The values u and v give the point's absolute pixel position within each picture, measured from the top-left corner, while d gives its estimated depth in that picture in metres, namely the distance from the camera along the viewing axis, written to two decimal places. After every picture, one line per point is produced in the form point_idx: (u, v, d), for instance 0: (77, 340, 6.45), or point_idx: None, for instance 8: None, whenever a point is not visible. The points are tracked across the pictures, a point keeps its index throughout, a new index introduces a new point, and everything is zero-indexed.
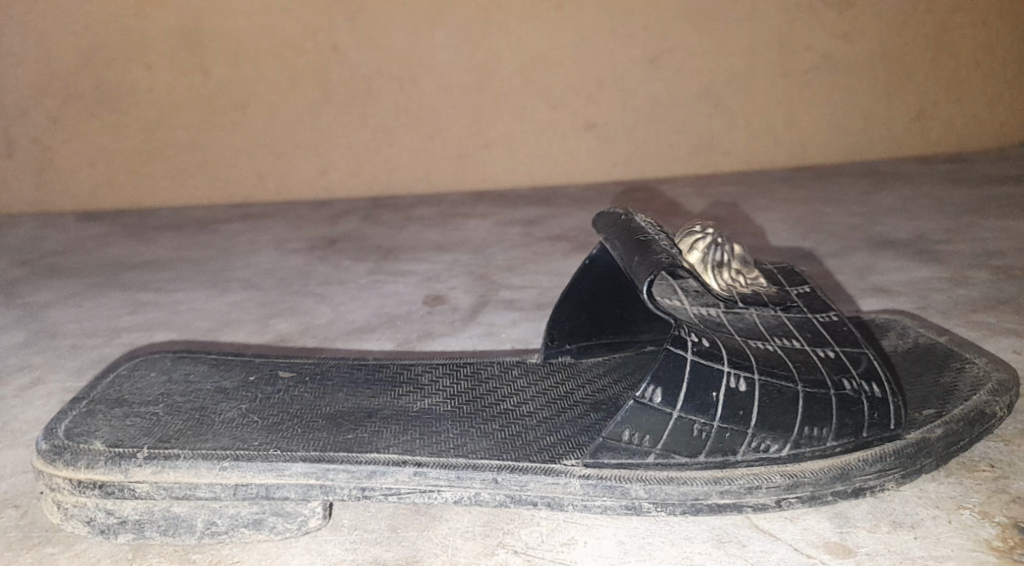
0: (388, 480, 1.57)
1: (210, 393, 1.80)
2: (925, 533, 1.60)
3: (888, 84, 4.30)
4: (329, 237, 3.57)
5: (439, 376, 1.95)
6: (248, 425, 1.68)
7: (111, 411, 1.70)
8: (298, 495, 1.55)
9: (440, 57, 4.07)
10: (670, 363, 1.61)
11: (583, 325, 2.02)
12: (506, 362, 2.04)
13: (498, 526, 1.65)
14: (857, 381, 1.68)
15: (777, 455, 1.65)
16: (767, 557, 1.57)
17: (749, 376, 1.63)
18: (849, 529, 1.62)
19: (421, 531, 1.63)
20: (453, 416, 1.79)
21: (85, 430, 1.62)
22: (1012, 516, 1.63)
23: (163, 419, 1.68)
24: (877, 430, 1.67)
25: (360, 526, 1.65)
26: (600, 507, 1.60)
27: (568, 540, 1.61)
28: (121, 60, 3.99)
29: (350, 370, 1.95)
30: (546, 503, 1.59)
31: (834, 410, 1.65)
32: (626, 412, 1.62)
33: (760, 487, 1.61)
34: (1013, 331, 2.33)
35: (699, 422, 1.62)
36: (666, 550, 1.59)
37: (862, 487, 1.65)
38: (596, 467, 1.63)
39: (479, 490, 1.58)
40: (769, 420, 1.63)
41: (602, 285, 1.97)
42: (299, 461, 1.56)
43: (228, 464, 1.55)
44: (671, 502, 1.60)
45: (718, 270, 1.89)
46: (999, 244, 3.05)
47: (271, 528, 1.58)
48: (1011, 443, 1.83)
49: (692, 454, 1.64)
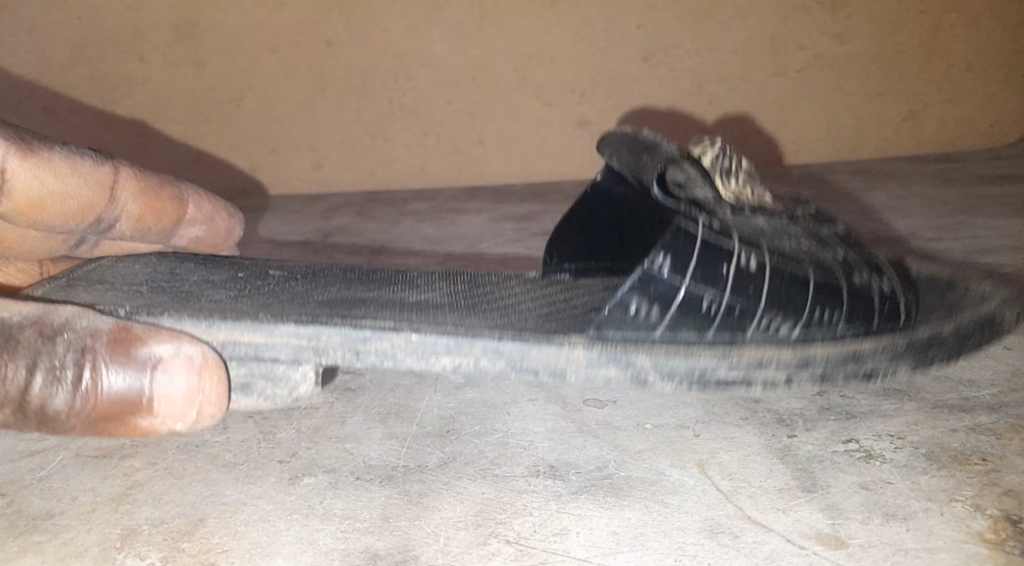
0: (382, 343, 1.62)
1: (195, 283, 1.84)
2: (917, 525, 1.60)
3: (880, 84, 4.33)
4: (323, 230, 3.55)
5: (433, 280, 1.94)
6: (238, 305, 1.72)
7: (92, 285, 1.82)
8: (289, 357, 1.63)
9: (436, 53, 4.04)
10: (682, 231, 1.62)
11: (589, 252, 2.06)
12: (504, 275, 2.02)
13: (490, 515, 1.61)
14: (868, 275, 1.71)
15: (787, 337, 1.65)
16: (760, 547, 1.56)
17: (764, 254, 1.64)
18: (842, 521, 1.62)
19: (413, 521, 1.59)
20: (451, 303, 1.79)
21: (71, 291, 1.77)
22: (1004, 509, 1.63)
23: (151, 295, 1.77)
24: (888, 321, 1.70)
25: (352, 515, 1.60)
26: (604, 377, 1.61)
27: (561, 530, 1.58)
28: (115, 51, 3.97)
29: (339, 273, 1.94)
30: (547, 372, 1.62)
31: (846, 299, 1.67)
32: (637, 280, 1.63)
33: (769, 363, 1.61)
34: (1005, 328, 2.33)
35: (710, 295, 1.63)
36: (659, 540, 1.56)
37: (873, 373, 1.65)
38: (600, 339, 1.63)
39: (478, 358, 1.61)
40: (781, 301, 1.64)
41: (605, 205, 2.01)
42: (290, 322, 1.63)
43: (215, 323, 1.65)
44: (678, 375, 1.61)
45: (726, 177, 1.84)
46: (992, 242, 3.06)
47: (261, 393, 1.70)
48: (1003, 437, 1.83)
49: (701, 331, 1.64)
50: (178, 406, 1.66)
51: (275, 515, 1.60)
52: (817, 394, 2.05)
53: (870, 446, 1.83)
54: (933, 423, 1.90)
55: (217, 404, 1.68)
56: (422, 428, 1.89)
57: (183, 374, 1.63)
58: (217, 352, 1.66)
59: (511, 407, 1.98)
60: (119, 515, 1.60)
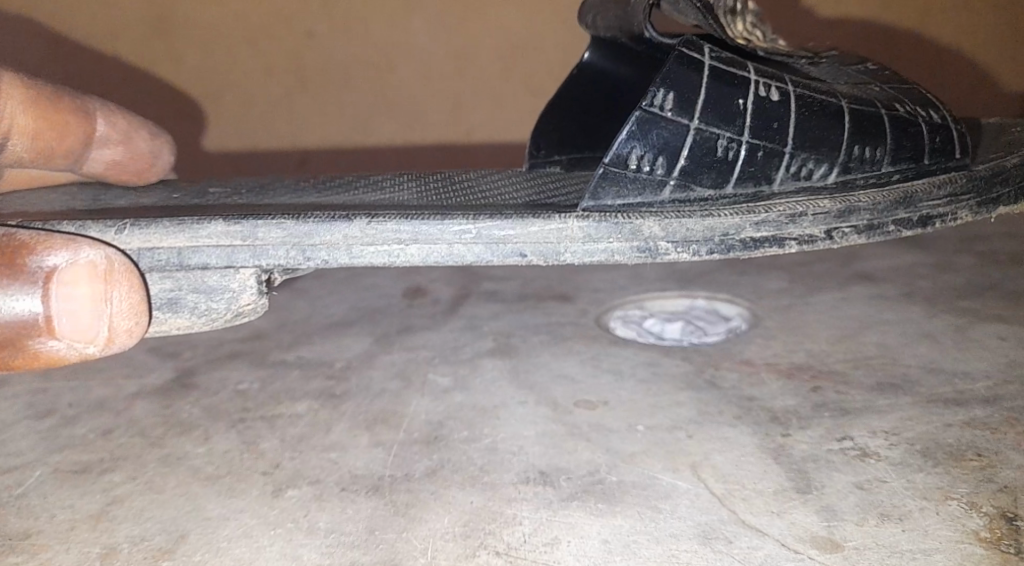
0: (330, 233, 1.41)
1: (138, 197, 1.82)
2: (913, 526, 1.57)
3: None
4: None
5: (399, 185, 1.98)
6: (183, 210, 1.58)
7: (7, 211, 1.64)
8: (221, 261, 1.40)
9: None
10: (682, 64, 1.50)
11: (574, 137, 2.15)
12: (472, 176, 2.10)
13: (479, 526, 1.58)
14: (908, 107, 1.70)
15: (823, 181, 1.60)
16: (755, 553, 1.52)
17: (782, 88, 1.57)
18: (837, 523, 1.59)
19: (400, 534, 1.56)
20: (406, 198, 1.73)
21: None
22: (1000, 506, 1.60)
23: (96, 208, 1.68)
24: (937, 157, 1.69)
25: (337, 529, 1.57)
26: (605, 251, 1.46)
27: (552, 540, 1.55)
28: None
29: (289, 188, 2.02)
30: (538, 251, 1.45)
31: (886, 128, 1.65)
32: (637, 124, 1.49)
33: (809, 215, 1.50)
34: (999, 317, 2.31)
35: (725, 137, 1.53)
36: (651, 548, 1.53)
37: (928, 216, 1.60)
38: (599, 208, 1.50)
39: (451, 246, 1.43)
40: (811, 138, 1.58)
41: (589, 92, 2.09)
42: (218, 221, 1.40)
43: (131, 228, 1.39)
44: (696, 240, 1.48)
45: (733, 17, 1.73)
46: (985, 229, 3.03)
47: (193, 308, 1.42)
48: (998, 431, 1.80)
49: (718, 186, 1.55)
50: (85, 324, 1.36)
51: (258, 530, 1.56)
52: (810, 391, 2.02)
53: (865, 443, 1.80)
54: (928, 418, 1.87)
55: (132, 318, 1.38)
56: (410, 435, 1.85)
57: (86, 284, 1.34)
58: (131, 260, 1.39)
59: (500, 410, 1.95)
60: (99, 533, 1.56)
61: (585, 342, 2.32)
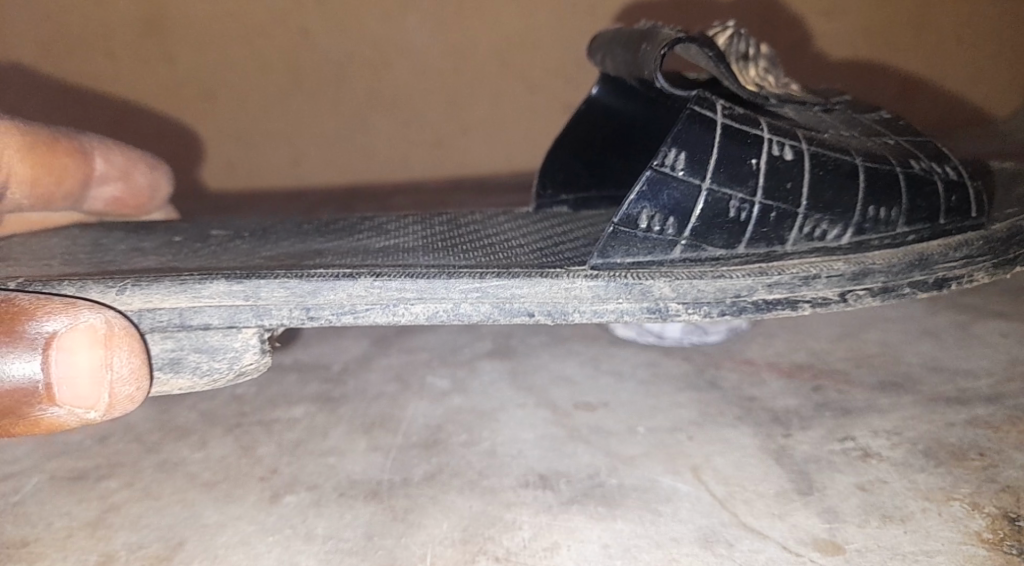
0: (337, 295, 1.66)
1: (159, 246, 1.98)
2: (915, 527, 1.56)
3: None
4: None
5: (410, 224, 2.17)
6: (245, 262, 1.82)
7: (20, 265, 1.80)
8: (222, 321, 1.64)
9: (415, 43, 3.74)
10: (694, 124, 1.69)
11: (580, 174, 2.41)
12: (488, 214, 2.30)
13: (478, 531, 1.57)
14: (925, 163, 1.83)
15: (836, 243, 1.78)
16: (755, 557, 1.51)
17: (796, 147, 1.74)
18: (839, 525, 1.57)
19: (399, 539, 1.55)
20: (426, 246, 1.93)
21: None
22: (1002, 507, 1.58)
23: (122, 259, 1.85)
24: (952, 217, 1.83)
25: (336, 535, 1.56)
26: (613, 308, 1.72)
27: (552, 545, 1.54)
28: (82, 49, 3.58)
29: (295, 226, 2.21)
30: (544, 310, 1.71)
31: (902, 187, 1.79)
32: (649, 185, 1.70)
33: (818, 278, 1.73)
34: (1002, 314, 2.29)
35: (737, 199, 1.72)
36: (651, 553, 1.52)
37: (944, 279, 1.80)
38: (607, 265, 1.73)
39: (459, 303, 1.69)
40: (824, 201, 1.75)
41: (595, 129, 2.33)
42: (218, 282, 1.63)
43: (197, 283, 1.63)
44: (705, 301, 1.72)
45: (741, 62, 1.92)
46: None
47: (195, 367, 1.66)
48: (999, 430, 1.79)
49: (729, 246, 1.75)
50: (85, 392, 1.53)
51: (256, 537, 1.55)
52: (811, 390, 2.01)
53: (867, 443, 1.79)
54: (930, 417, 1.86)
55: (134, 384, 1.58)
56: (408, 439, 1.84)
57: (87, 350, 1.53)
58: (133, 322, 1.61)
59: (498, 413, 1.94)
60: (95, 541, 1.55)
61: (585, 343, 2.31)
